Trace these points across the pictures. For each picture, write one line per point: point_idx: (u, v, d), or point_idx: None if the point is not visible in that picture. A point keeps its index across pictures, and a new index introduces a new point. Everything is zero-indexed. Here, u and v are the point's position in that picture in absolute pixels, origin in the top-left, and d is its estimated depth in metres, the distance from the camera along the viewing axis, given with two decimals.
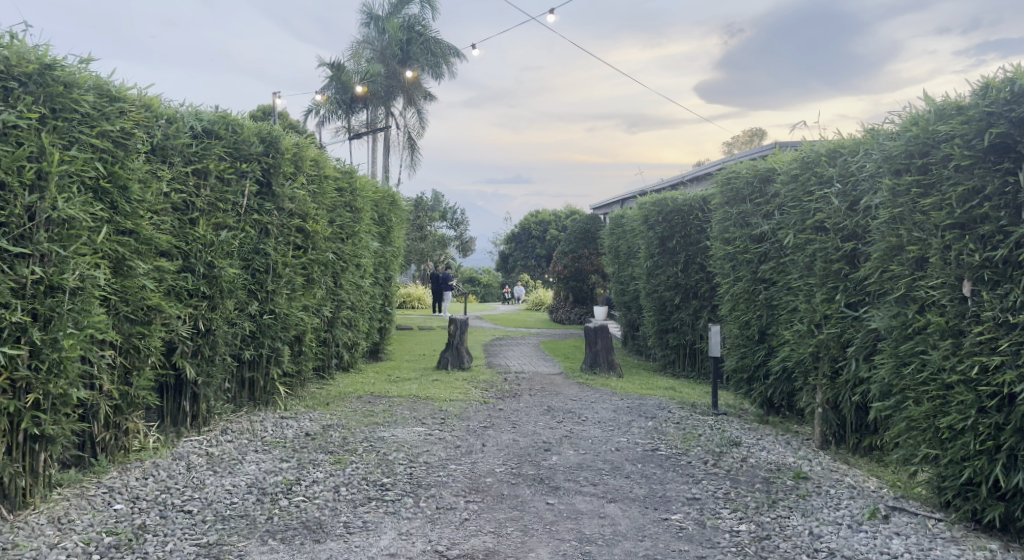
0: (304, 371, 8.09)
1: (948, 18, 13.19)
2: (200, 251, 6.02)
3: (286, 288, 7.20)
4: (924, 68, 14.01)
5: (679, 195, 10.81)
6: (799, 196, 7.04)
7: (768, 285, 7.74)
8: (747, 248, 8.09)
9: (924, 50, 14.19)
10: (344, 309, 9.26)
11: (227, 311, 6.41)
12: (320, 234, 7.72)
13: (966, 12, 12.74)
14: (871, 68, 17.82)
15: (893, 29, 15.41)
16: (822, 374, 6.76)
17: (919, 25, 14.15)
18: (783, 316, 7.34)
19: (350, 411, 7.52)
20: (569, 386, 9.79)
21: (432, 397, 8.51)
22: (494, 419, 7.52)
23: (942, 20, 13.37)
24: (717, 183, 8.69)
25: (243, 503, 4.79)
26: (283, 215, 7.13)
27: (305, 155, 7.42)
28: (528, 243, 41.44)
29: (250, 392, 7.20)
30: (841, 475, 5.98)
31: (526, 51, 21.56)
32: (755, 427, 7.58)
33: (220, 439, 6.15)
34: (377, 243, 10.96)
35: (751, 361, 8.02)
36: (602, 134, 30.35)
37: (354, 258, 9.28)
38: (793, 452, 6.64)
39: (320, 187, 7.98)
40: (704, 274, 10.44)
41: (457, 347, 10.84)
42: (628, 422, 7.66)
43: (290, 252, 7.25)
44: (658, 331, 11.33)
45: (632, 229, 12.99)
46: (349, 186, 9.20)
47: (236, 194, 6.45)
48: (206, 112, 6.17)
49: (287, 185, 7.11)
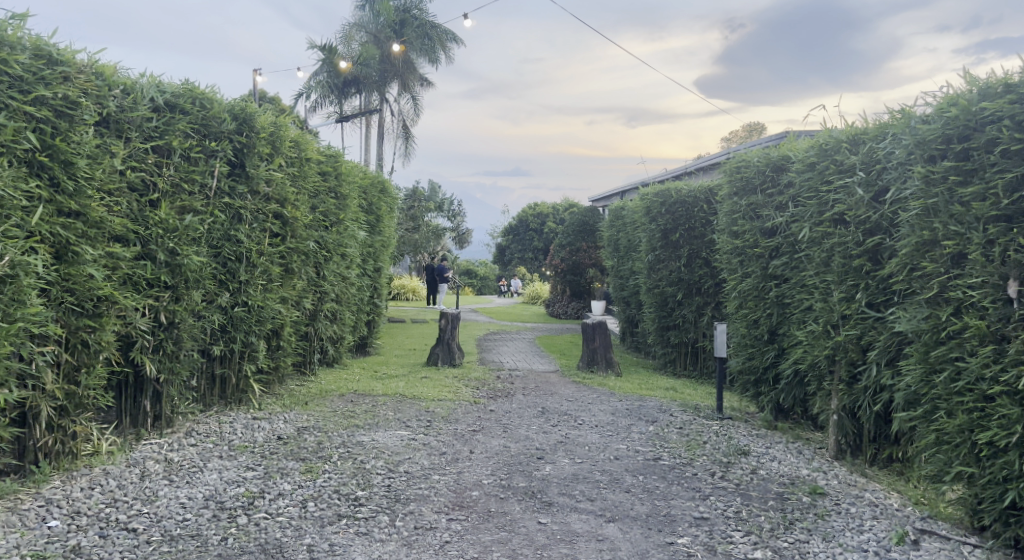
0: (282, 367, 7.59)
1: (950, 16, 12.85)
2: (162, 236, 5.49)
3: (261, 278, 6.69)
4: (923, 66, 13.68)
5: (683, 186, 10.27)
6: (816, 186, 6.53)
7: (780, 281, 7.23)
8: (756, 242, 7.55)
9: (924, 48, 13.78)
10: (327, 301, 8.74)
11: (194, 303, 5.88)
12: (299, 221, 7.20)
13: (969, 9, 12.30)
14: (873, 65, 17.38)
15: (895, 26, 15.06)
16: (839, 379, 6.26)
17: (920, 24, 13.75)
18: (795, 315, 6.84)
19: (329, 412, 7.02)
20: (565, 386, 9.28)
21: (419, 396, 8.00)
22: (484, 422, 7.00)
23: (944, 18, 13.04)
24: (725, 172, 8.17)
25: (196, 520, 4.30)
26: (258, 199, 6.61)
27: (284, 135, 6.87)
28: (524, 236, 40.91)
29: (221, 390, 6.70)
30: (860, 490, 5.49)
31: (525, 43, 21.02)
32: (763, 434, 7.08)
33: (184, 443, 5.65)
34: (365, 232, 10.41)
35: (760, 363, 7.52)
36: (599, 127, 29.82)
37: (338, 248, 8.74)
38: (806, 463, 6.14)
39: (301, 170, 7.44)
40: (708, 270, 9.95)
41: (448, 342, 10.32)
42: (627, 427, 7.14)
43: (266, 240, 6.74)
44: (659, 328, 10.81)
45: (632, 222, 12.47)
46: (333, 170, 8.64)
47: (205, 175, 5.92)
48: (171, 84, 5.64)
49: (263, 166, 6.57)
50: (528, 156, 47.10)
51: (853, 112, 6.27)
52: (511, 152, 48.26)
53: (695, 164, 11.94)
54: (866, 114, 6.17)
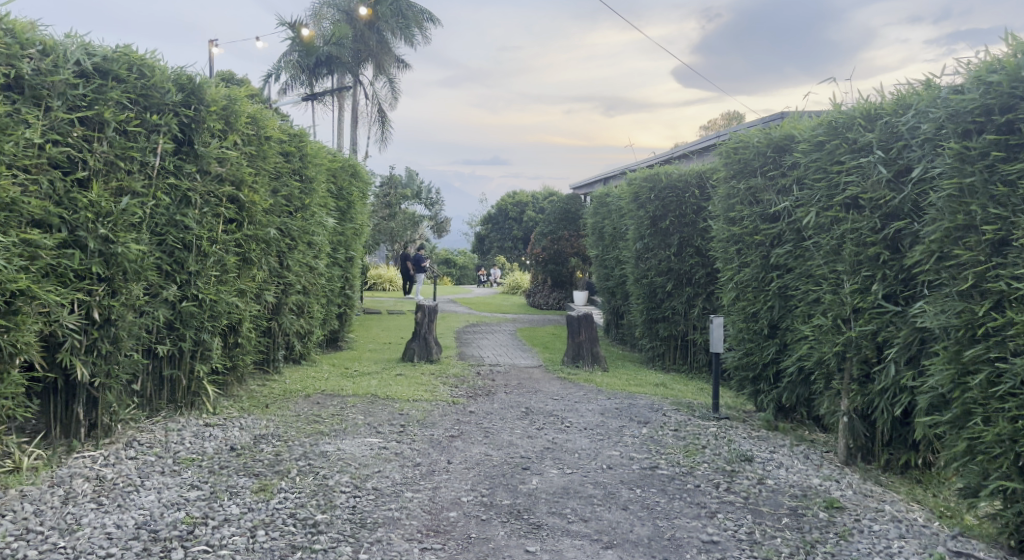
0: (241, 366, 7.00)
1: (920, 6, 12.42)
2: (93, 222, 4.87)
3: (214, 269, 6.13)
4: (896, 57, 13.27)
5: (674, 169, 9.70)
6: (825, 166, 5.96)
7: (783, 271, 6.67)
8: (757, 229, 6.98)
9: (898, 39, 13.34)
10: (293, 293, 8.10)
11: (135, 297, 5.26)
12: (257, 205, 6.65)
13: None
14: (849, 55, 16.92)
15: (868, 17, 14.64)
16: (851, 378, 5.72)
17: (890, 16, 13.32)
18: (800, 308, 6.28)
19: (292, 416, 6.38)
20: (549, 383, 8.70)
21: (392, 397, 7.38)
22: (463, 425, 6.39)
23: (915, 9, 12.59)
24: (721, 153, 7.60)
25: (124, 556, 3.71)
26: (207, 181, 6.00)
27: (238, 111, 6.21)
28: (504, 225, 40.32)
29: (170, 393, 6.10)
30: (879, 503, 4.94)
31: (504, 32, 20.42)
32: (765, 436, 6.52)
33: (121, 456, 5.02)
34: (335, 219, 9.75)
35: (759, 359, 6.97)
36: (579, 116, 29.21)
37: (303, 235, 8.09)
38: (817, 470, 5.59)
39: (259, 149, 6.79)
40: (700, 259, 9.41)
41: (425, 337, 9.70)
42: (618, 430, 6.56)
43: (218, 226, 6.16)
44: (646, 321, 10.23)
45: (618, 209, 11.91)
46: (297, 151, 7.96)
47: (145, 152, 5.29)
48: (102, 47, 5.01)
49: (213, 143, 5.96)
50: (507, 144, 46.44)
51: (866, 86, 5.71)
52: (489, 140, 47.55)
53: (686, 148, 11.35)
54: (881, 89, 5.61)
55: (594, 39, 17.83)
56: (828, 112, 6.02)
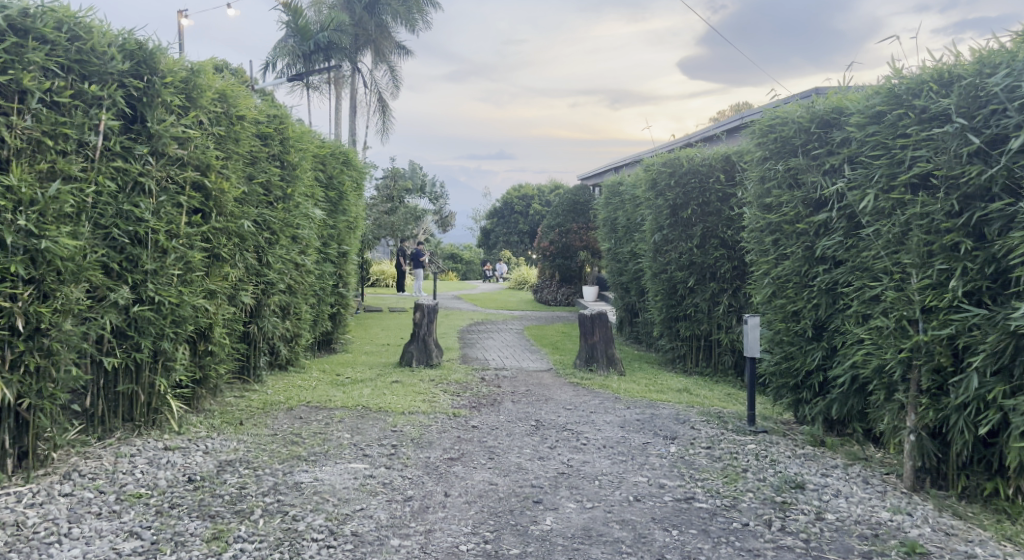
0: (212, 378, 6.17)
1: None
2: (12, 212, 4.13)
3: (175, 267, 5.31)
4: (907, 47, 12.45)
5: (696, 153, 8.82)
6: (884, 141, 5.10)
7: (830, 265, 5.84)
8: (800, 217, 6.14)
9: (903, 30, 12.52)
10: (275, 292, 7.27)
11: (75, 301, 4.49)
12: (227, 193, 5.83)
13: None
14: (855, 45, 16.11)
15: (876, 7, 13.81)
16: (921, 389, 4.88)
17: (895, 3, 12.55)
18: (855, 308, 5.44)
19: (268, 435, 5.56)
20: (561, 391, 7.85)
21: (385, 409, 6.52)
22: (465, 444, 5.56)
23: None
24: (754, 132, 6.73)
25: None
26: (164, 165, 5.17)
27: (201, 84, 5.42)
28: (509, 219, 39.42)
29: (127, 411, 5.30)
30: (966, 544, 4.12)
31: (509, 25, 19.64)
32: (812, 455, 5.65)
33: (54, 492, 4.18)
34: (324, 210, 8.87)
35: (803, 365, 6.14)
36: (586, 110, 28.38)
37: (286, 229, 7.26)
38: (882, 498, 4.76)
39: (229, 131, 5.97)
40: (725, 251, 8.58)
41: (424, 339, 8.84)
42: (642, 449, 5.70)
43: (181, 219, 5.35)
44: (666, 320, 9.38)
45: (632, 199, 11.07)
46: (277, 134, 7.12)
47: (81, 130, 4.52)
48: (26, 7, 4.24)
49: (172, 121, 5.16)
50: (510, 138, 45.47)
51: (937, 44, 4.89)
52: (492, 134, 46.56)
53: (712, 129, 10.52)
54: (957, 45, 4.80)
55: (601, 28, 17.03)
56: (886, 78, 5.19)
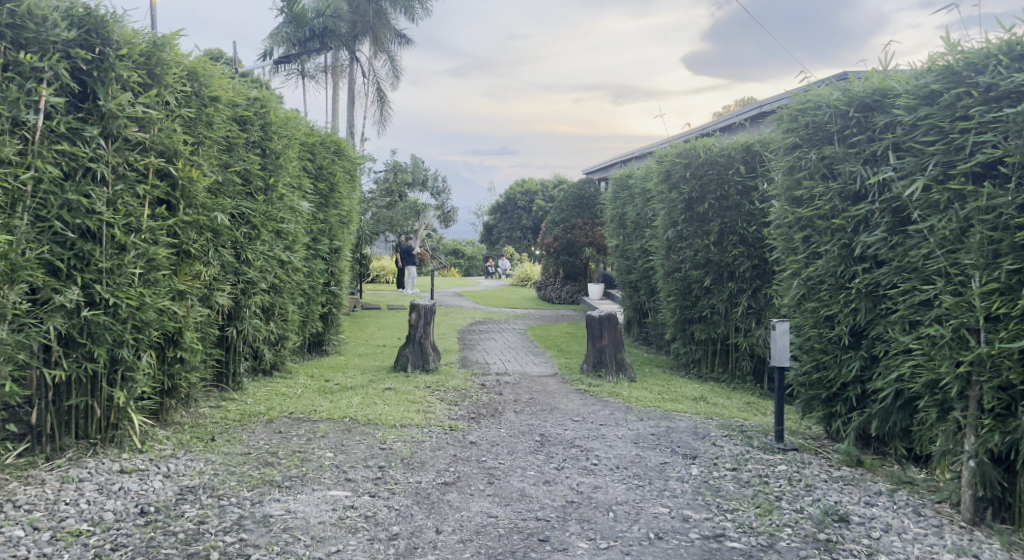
0: (182, 387, 5.57)
1: None
2: None
3: (137, 265, 4.68)
4: None
5: (714, 142, 8.21)
6: (940, 124, 4.51)
7: (871, 264, 5.21)
8: (835, 211, 5.52)
9: None
10: (256, 291, 6.64)
11: (9, 304, 3.98)
12: (199, 182, 5.20)
13: None
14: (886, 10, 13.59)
15: None
16: (984, 409, 4.27)
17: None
18: (901, 313, 4.82)
19: (238, 454, 4.95)
20: (568, 399, 7.23)
21: (374, 422, 5.91)
22: (461, 465, 4.96)
23: None
24: (781, 118, 6.11)
25: None
26: (121, 149, 4.60)
27: (166, 61, 4.83)
28: (512, 214, 38.75)
29: (80, 428, 4.70)
30: None
31: (511, 19, 19.08)
32: (851, 479, 5.03)
33: None
34: (313, 203, 8.26)
35: (838, 376, 5.51)
36: (591, 104, 27.74)
37: (267, 223, 6.66)
38: (938, 534, 4.17)
39: (199, 114, 5.37)
40: (745, 248, 7.94)
41: (420, 342, 8.21)
42: (659, 470, 5.09)
43: (144, 212, 4.73)
44: (679, 322, 8.76)
45: (642, 192, 10.46)
46: (257, 118, 6.50)
47: (15, 107, 4.07)
48: None
49: (129, 101, 4.55)
50: (513, 132, 44.80)
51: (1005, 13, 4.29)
52: (495, 128, 45.85)
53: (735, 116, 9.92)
54: None
55: (606, 23, 16.46)
56: (940, 54, 4.60)
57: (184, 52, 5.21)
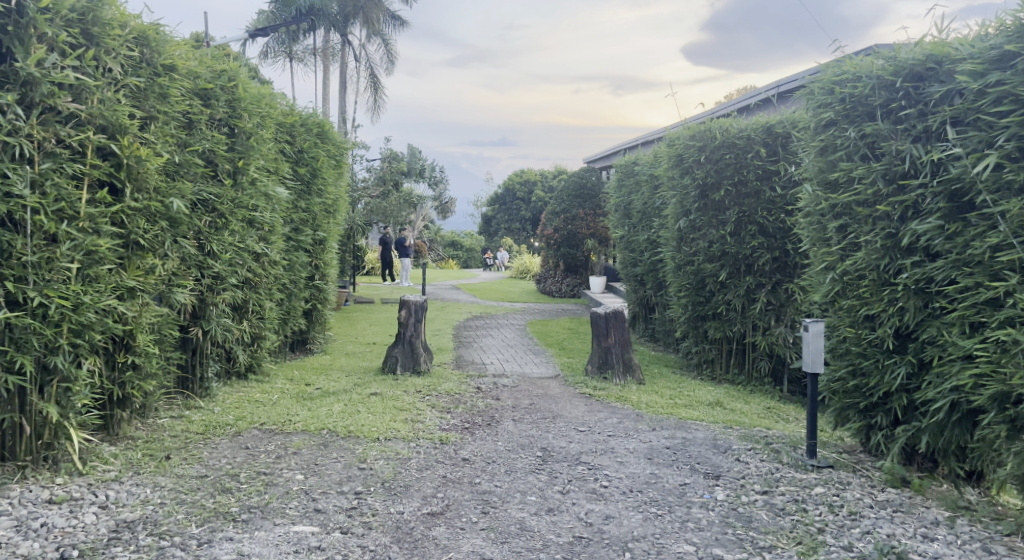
0: (135, 397, 4.88)
1: None
2: None
3: (71, 260, 4.00)
4: None
5: (732, 123, 7.50)
6: (1017, 91, 3.92)
7: (921, 257, 4.52)
8: (878, 196, 4.81)
9: None
10: (224, 287, 5.95)
11: None
12: (151, 162, 4.50)
13: None
14: None
15: None
16: None
17: None
18: (961, 313, 4.15)
19: (192, 478, 4.26)
20: (572, 405, 6.55)
21: (354, 435, 5.23)
22: (450, 489, 4.30)
23: None
24: (813, 93, 5.35)
25: None
26: (48, 122, 3.94)
27: (107, 19, 4.16)
28: (511, 205, 38.07)
29: (5, 447, 4.03)
30: None
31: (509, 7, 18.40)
32: (900, 504, 4.34)
33: None
34: (292, 189, 7.55)
35: (879, 385, 4.80)
36: (591, 95, 27.20)
37: (237, 210, 5.96)
38: None
39: (154, 84, 4.70)
40: (765, 239, 7.27)
41: (410, 342, 7.52)
42: (679, 494, 4.42)
43: (81, 196, 4.05)
44: (691, 319, 8.07)
45: (649, 180, 9.78)
46: (223, 93, 5.80)
47: None
48: None
49: (56, 66, 3.89)
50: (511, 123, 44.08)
51: None
52: (493, 119, 45.12)
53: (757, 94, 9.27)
54: None
55: (606, 11, 15.82)
56: (1010, 10, 4.02)
57: (133, 11, 4.52)
